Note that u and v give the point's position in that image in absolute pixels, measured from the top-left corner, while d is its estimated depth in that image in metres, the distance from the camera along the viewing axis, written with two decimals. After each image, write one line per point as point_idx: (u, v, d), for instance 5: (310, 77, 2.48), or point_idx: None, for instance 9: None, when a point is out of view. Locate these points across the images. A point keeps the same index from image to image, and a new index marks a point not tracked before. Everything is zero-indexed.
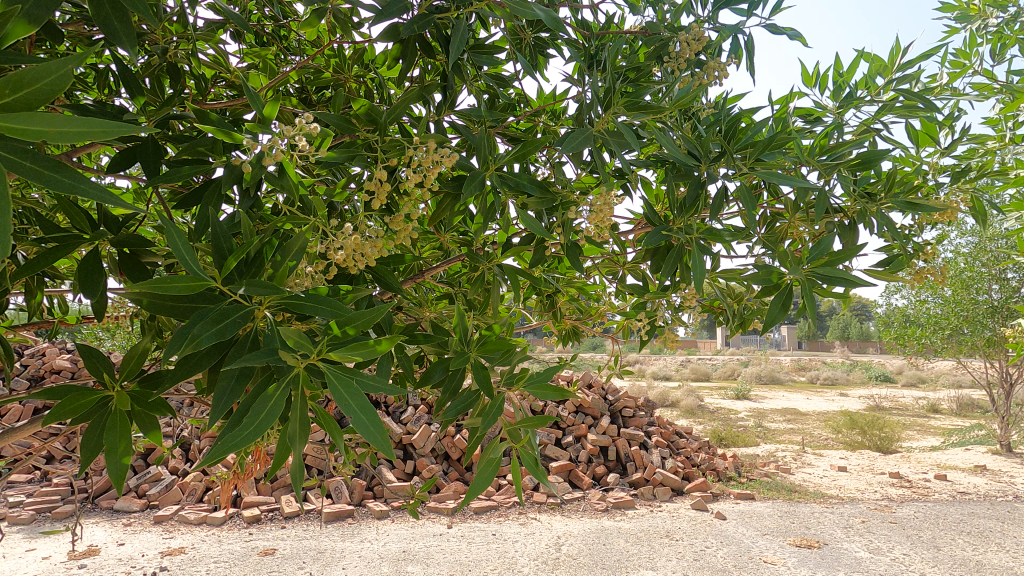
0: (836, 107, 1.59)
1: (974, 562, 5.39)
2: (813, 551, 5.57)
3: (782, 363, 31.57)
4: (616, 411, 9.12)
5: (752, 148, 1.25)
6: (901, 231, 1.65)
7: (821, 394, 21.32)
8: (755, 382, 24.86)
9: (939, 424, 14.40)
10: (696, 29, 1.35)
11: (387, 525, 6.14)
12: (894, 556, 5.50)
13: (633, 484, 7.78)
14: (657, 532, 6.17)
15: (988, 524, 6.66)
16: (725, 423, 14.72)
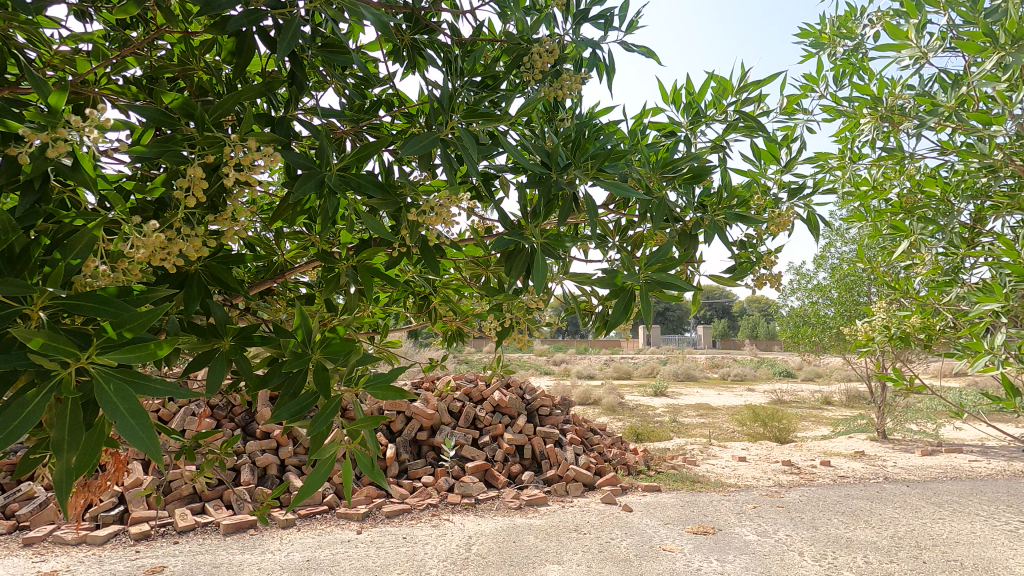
0: (687, 125, 1.72)
1: (845, 539, 5.96)
2: (708, 537, 5.93)
3: (698, 361, 33.32)
4: (532, 410, 9.31)
5: (594, 159, 1.32)
6: (746, 240, 1.84)
7: (730, 389, 22.79)
8: (672, 379, 26.13)
9: (829, 415, 15.80)
10: (546, 42, 1.42)
11: (292, 534, 5.91)
12: (778, 537, 5.97)
13: (547, 481, 7.95)
14: (566, 527, 6.34)
15: (860, 504, 7.39)
16: (643, 419, 15.39)
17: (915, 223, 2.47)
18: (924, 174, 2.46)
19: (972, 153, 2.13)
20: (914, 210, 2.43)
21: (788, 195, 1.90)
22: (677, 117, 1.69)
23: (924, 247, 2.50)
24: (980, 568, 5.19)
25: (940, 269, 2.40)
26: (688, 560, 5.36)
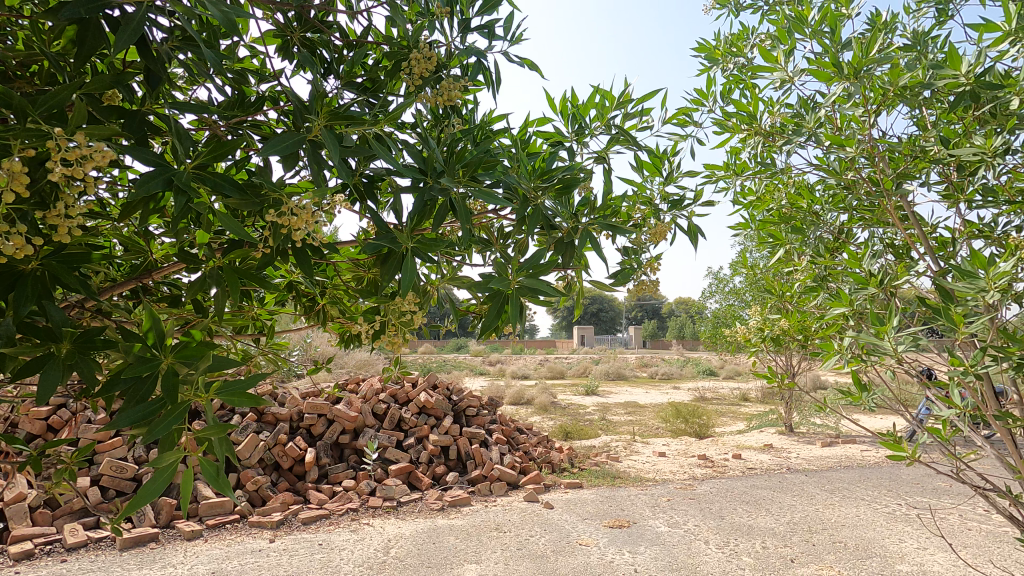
0: (574, 136, 1.81)
1: (747, 526, 6.37)
2: (622, 530, 6.17)
3: (628, 361, 34.42)
4: (459, 411, 9.31)
5: (465, 166, 1.36)
6: (629, 248, 1.95)
7: (657, 388, 23.73)
8: (603, 379, 26.87)
9: (744, 411, 16.79)
10: (423, 50, 1.44)
11: (197, 546, 5.60)
12: (687, 527, 6.30)
13: (471, 481, 7.98)
14: (487, 526, 6.39)
15: (763, 493, 7.91)
16: (573, 418, 15.72)
17: (787, 232, 2.65)
18: (798, 188, 2.65)
19: (831, 171, 2.32)
20: (786, 220, 2.61)
21: (669, 207, 2.02)
22: (563, 128, 1.77)
23: (795, 255, 2.70)
24: (861, 548, 5.71)
25: (811, 277, 2.60)
26: (602, 553, 5.55)
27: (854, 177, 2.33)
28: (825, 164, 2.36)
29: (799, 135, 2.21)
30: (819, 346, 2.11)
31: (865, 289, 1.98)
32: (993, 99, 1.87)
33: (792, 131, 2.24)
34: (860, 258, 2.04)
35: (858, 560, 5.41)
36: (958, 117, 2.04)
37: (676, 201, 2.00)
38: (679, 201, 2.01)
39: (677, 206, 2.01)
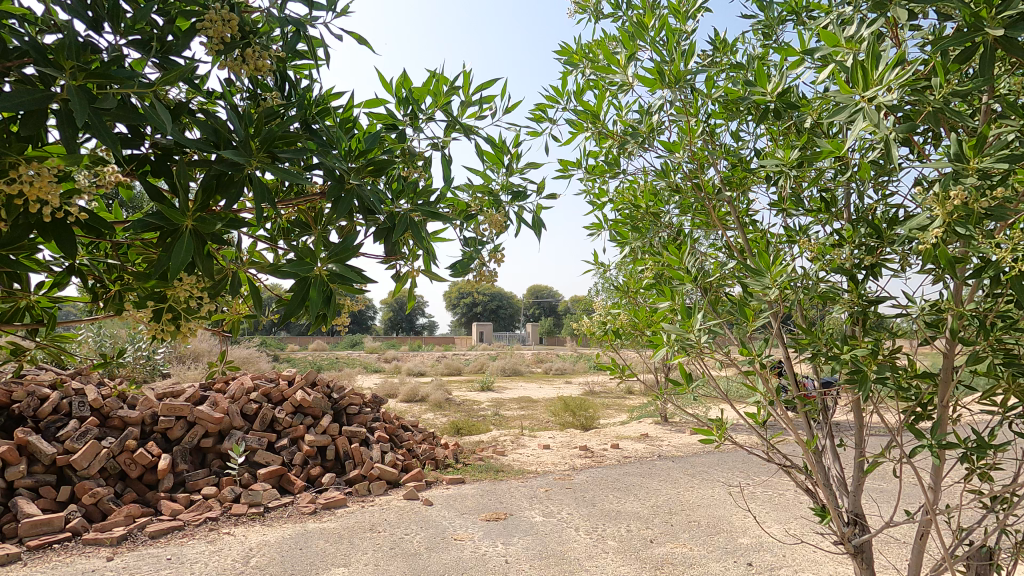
0: (409, 121, 1.76)
1: (615, 511, 6.75)
2: (498, 523, 6.27)
3: (524, 357, 35.14)
4: (340, 409, 8.95)
5: (262, 142, 1.25)
6: (471, 239, 1.94)
7: (549, 383, 24.47)
8: (498, 374, 27.23)
9: (627, 403, 17.82)
10: (220, 10, 1.32)
11: (13, 571, 4.85)
12: (560, 516, 6.55)
13: (349, 481, 7.69)
14: (361, 527, 6.19)
15: (633, 480, 8.43)
16: (465, 414, 15.74)
17: (633, 229, 2.72)
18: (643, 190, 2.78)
19: (665, 175, 2.46)
20: (631, 220, 2.71)
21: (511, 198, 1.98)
22: (396, 111, 1.73)
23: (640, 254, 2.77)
24: (711, 524, 6.28)
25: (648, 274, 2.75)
26: (476, 546, 5.59)
27: (688, 181, 2.54)
28: (662, 166, 2.52)
29: (635, 140, 2.31)
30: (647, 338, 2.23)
31: (684, 285, 2.15)
32: (792, 116, 2.11)
33: (630, 135, 2.34)
34: (681, 256, 2.21)
35: (707, 536, 5.93)
36: (769, 130, 2.29)
37: (517, 191, 1.98)
38: (520, 191, 1.98)
39: (518, 197, 1.98)
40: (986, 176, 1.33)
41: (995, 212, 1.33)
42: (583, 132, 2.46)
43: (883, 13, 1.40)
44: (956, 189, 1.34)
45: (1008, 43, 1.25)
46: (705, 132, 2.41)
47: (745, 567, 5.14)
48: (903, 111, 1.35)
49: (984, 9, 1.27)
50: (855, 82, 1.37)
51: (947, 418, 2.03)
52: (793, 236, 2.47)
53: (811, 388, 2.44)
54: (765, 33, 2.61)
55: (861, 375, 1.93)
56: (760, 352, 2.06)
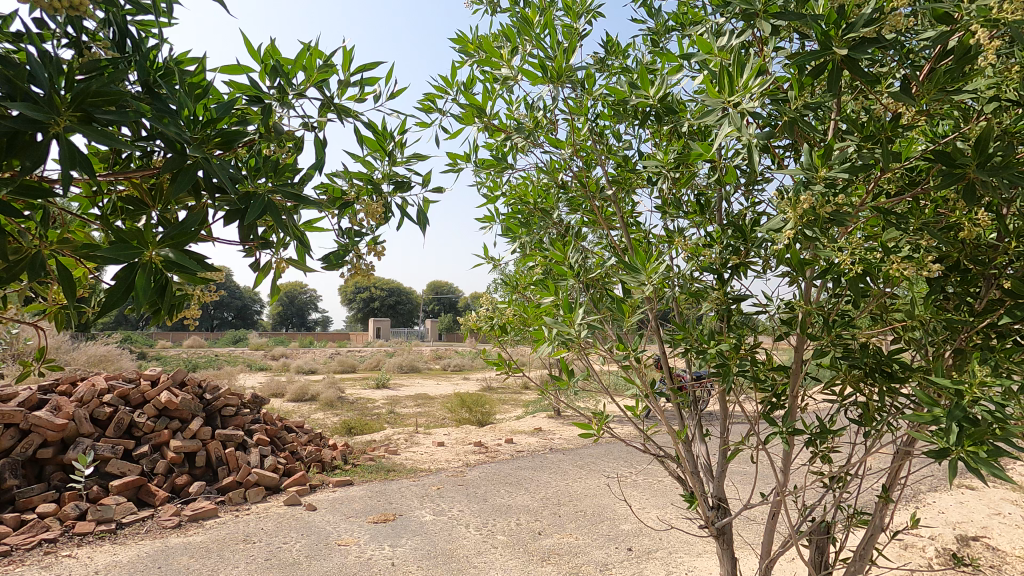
0: (276, 95, 1.57)
1: (506, 506, 6.82)
2: (386, 525, 6.07)
3: (422, 354, 34.64)
4: (213, 411, 8.21)
5: (74, 100, 1.05)
6: (351, 230, 1.76)
7: (447, 379, 24.31)
8: (395, 371, 26.58)
9: (523, 398, 18.15)
10: None
11: None
12: (451, 514, 6.49)
13: (221, 489, 7.07)
14: (233, 538, 5.70)
15: (525, 474, 8.57)
16: (358, 412, 15.16)
17: (522, 225, 2.74)
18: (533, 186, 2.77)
19: (553, 172, 2.46)
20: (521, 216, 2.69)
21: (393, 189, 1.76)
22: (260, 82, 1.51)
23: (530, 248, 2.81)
24: (596, 513, 6.55)
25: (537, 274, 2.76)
26: (361, 551, 5.36)
27: (575, 179, 2.57)
28: (550, 163, 2.52)
29: (522, 134, 2.28)
30: (531, 333, 2.23)
31: (567, 280, 2.17)
32: (671, 120, 2.20)
33: (517, 129, 2.31)
34: (566, 252, 2.24)
35: (592, 525, 6.17)
36: (652, 132, 2.37)
37: (401, 182, 1.76)
38: (404, 182, 1.77)
39: (401, 188, 1.76)
40: (830, 184, 1.45)
41: (836, 218, 1.46)
42: (471, 123, 2.40)
43: (750, 25, 1.48)
44: (806, 195, 1.45)
45: (851, 63, 1.37)
46: (591, 132, 2.45)
47: (625, 553, 5.40)
48: (764, 118, 1.44)
49: (833, 29, 1.38)
50: (723, 87, 1.43)
51: (796, 406, 2.21)
52: (672, 237, 2.58)
53: (684, 381, 2.56)
54: (654, 40, 2.69)
55: (726, 369, 2.05)
56: (635, 347, 2.13)
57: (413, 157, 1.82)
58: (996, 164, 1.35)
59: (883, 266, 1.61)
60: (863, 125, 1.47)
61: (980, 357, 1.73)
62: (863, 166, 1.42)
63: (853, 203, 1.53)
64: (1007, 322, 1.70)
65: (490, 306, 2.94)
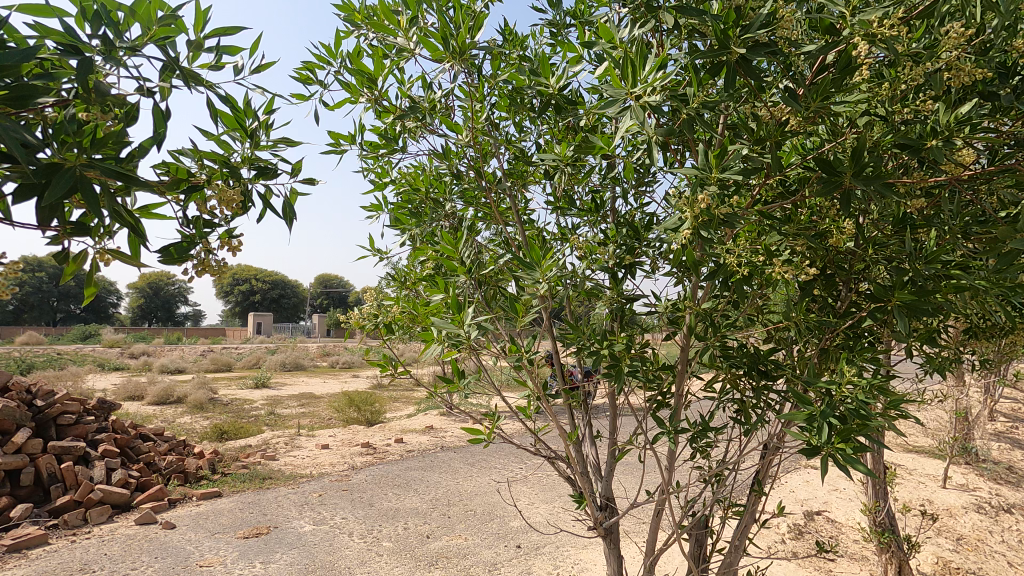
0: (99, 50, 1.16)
1: (393, 510, 6.56)
2: (258, 539, 5.55)
3: (309, 351, 32.72)
4: (47, 420, 7.04)
5: None
6: (202, 218, 1.45)
7: (335, 378, 23.13)
8: (277, 369, 24.82)
9: (415, 395, 17.73)
10: None
11: None
12: (333, 522, 6.10)
13: (55, 511, 6.07)
14: (66, 568, 4.89)
15: (414, 475, 8.32)
16: (232, 415, 13.90)
17: (413, 215, 2.55)
18: (426, 174, 2.58)
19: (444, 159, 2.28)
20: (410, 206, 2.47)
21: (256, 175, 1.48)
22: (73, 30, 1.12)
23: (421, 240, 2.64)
24: (486, 512, 6.51)
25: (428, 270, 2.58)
26: (227, 571, 4.84)
27: (469, 169, 2.43)
28: (443, 151, 2.36)
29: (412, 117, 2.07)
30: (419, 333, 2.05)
31: (458, 277, 2.01)
32: (571, 114, 2.14)
33: (407, 110, 2.11)
34: (457, 246, 2.09)
35: (482, 524, 6.12)
36: (551, 125, 2.30)
37: (266, 170, 1.48)
38: (270, 170, 1.49)
39: (266, 176, 1.48)
40: (723, 185, 1.45)
41: (730, 220, 1.46)
42: (356, 100, 2.16)
43: (652, 15, 1.46)
44: (702, 195, 1.44)
45: (746, 64, 1.38)
46: (488, 121, 2.33)
47: (514, 551, 5.40)
48: (664, 114, 1.41)
49: (732, 28, 1.38)
50: (626, 76, 1.38)
51: (681, 405, 2.25)
52: (566, 235, 2.54)
53: (575, 381, 2.52)
54: (553, 34, 2.64)
55: (617, 370, 2.01)
56: (527, 348, 2.06)
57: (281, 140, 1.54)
58: (867, 175, 1.43)
59: (766, 269, 1.65)
60: (752, 129, 1.50)
61: (841, 355, 1.85)
62: (756, 169, 1.43)
63: (744, 207, 1.54)
64: (865, 324, 1.84)
65: (375, 302, 2.68)
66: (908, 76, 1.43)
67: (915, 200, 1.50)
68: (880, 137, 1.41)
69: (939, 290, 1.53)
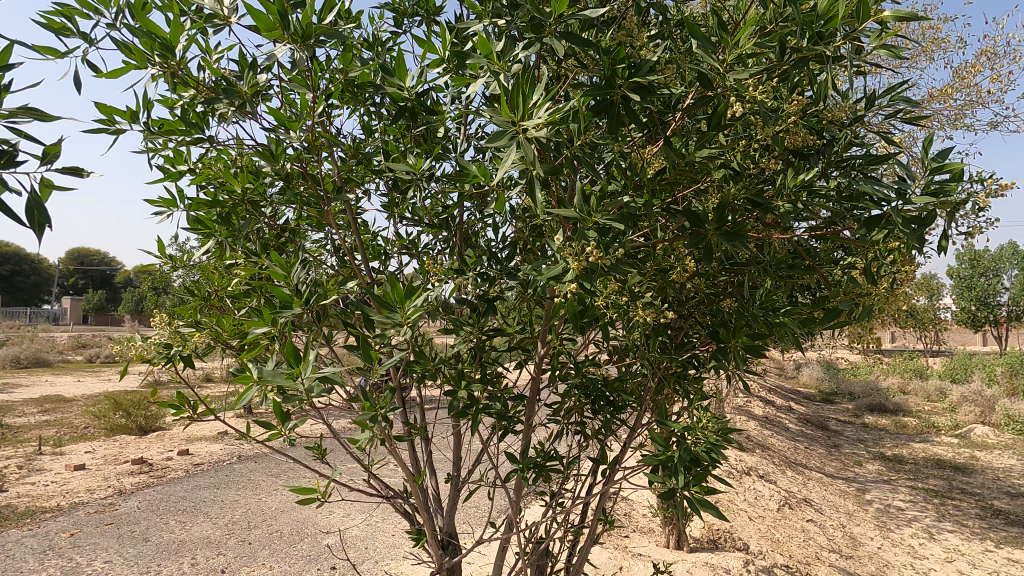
0: None
1: (175, 543, 5.57)
2: None
3: (54, 341, 26.53)
4: None
5: None
6: None
7: (95, 375, 19.03)
8: (6, 366, 19.53)
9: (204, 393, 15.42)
10: None
11: None
12: (91, 570, 4.94)
13: None
14: None
15: (204, 494, 7.19)
16: None
17: (221, 219, 2.05)
18: (241, 166, 2.09)
19: (270, 155, 1.86)
20: (217, 207, 1.97)
21: None
22: None
23: (230, 247, 2.15)
24: (294, 532, 5.91)
25: (242, 283, 2.11)
26: None
27: (297, 168, 2.03)
28: (265, 145, 1.92)
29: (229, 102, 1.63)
30: (234, 378, 1.66)
31: (289, 309, 1.64)
32: (426, 122, 1.92)
33: (222, 91, 1.66)
34: (289, 271, 1.71)
35: (290, 547, 5.53)
36: (399, 129, 2.05)
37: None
38: (4, 155, 0.95)
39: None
40: (602, 232, 1.40)
41: (611, 269, 1.42)
42: (142, 67, 1.63)
43: (539, 39, 1.33)
44: (585, 241, 1.37)
45: (630, 107, 1.33)
46: (323, 114, 1.98)
47: (328, 573, 4.96)
48: (550, 151, 1.29)
49: (620, 66, 1.31)
50: (515, 106, 1.22)
51: (530, 434, 2.18)
52: (410, 247, 2.29)
53: (417, 410, 2.30)
54: (395, 19, 2.35)
55: (473, 409, 1.86)
56: (383, 407, 1.72)
57: (23, 112, 1.02)
58: (728, 230, 1.48)
59: (629, 309, 1.64)
60: (627, 173, 1.47)
61: (681, 387, 1.97)
62: (631, 217, 1.39)
63: (619, 251, 1.52)
64: (701, 357, 1.98)
65: (165, 324, 2.12)
66: (759, 137, 1.52)
67: (755, 253, 1.62)
68: (739, 194, 1.48)
69: (770, 335, 1.70)
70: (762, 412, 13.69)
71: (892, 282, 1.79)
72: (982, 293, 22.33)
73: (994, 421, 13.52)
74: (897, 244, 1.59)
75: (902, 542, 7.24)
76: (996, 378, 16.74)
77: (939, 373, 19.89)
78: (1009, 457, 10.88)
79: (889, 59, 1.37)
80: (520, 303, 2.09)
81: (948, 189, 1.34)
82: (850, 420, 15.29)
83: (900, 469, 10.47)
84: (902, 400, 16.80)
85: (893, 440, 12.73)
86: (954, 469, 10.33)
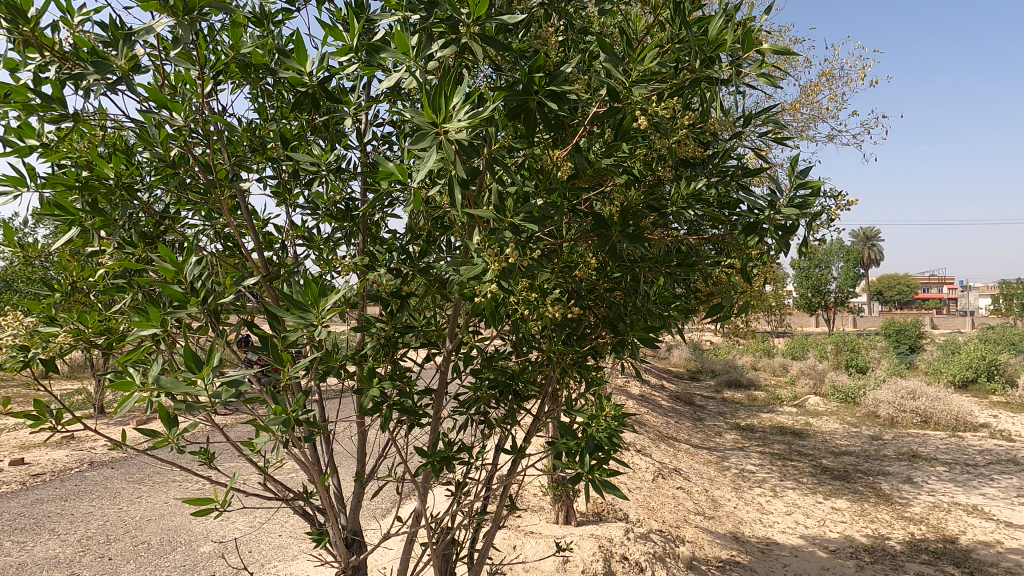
0: None
1: (13, 567, 4.84)
2: None
3: None
4: None
5: None
6: None
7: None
8: None
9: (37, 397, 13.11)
10: None
11: None
12: None
13: None
14: None
15: (48, 509, 6.27)
16: None
17: (91, 205, 1.78)
18: (109, 142, 1.83)
19: (150, 138, 1.66)
20: (80, 190, 1.71)
21: None
22: None
23: (96, 236, 1.89)
24: (164, 542, 5.40)
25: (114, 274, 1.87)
26: None
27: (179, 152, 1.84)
28: (141, 124, 1.70)
29: (102, 75, 1.41)
30: (112, 383, 1.48)
31: (182, 307, 1.52)
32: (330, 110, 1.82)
33: (91, 62, 1.42)
34: (180, 266, 1.57)
35: (159, 558, 5.05)
36: (297, 115, 1.93)
37: None
38: None
39: None
40: (518, 233, 1.46)
41: (527, 270, 1.48)
42: None
43: (457, 40, 1.34)
44: (502, 242, 1.43)
45: (545, 113, 1.39)
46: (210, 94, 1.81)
47: None
48: (471, 153, 1.29)
49: (537, 74, 1.36)
50: (437, 107, 1.23)
51: (437, 426, 2.18)
52: (313, 240, 2.18)
53: (318, 409, 2.22)
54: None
55: (385, 405, 1.83)
56: (295, 409, 1.63)
57: None
58: (631, 234, 1.59)
59: (541, 308, 1.72)
60: (540, 176, 1.55)
61: (581, 376, 2.10)
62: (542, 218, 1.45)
63: (531, 251, 1.60)
64: (600, 347, 2.13)
65: (17, 324, 1.83)
66: (657, 147, 1.65)
67: (653, 252, 1.76)
68: (639, 200, 1.61)
69: (662, 328, 1.88)
70: (639, 391, 14.73)
71: (758, 279, 2.06)
72: (816, 282, 25.89)
73: (823, 392, 15.80)
74: (764, 247, 1.83)
75: (753, 501, 8.30)
76: (826, 355, 19.57)
77: (782, 352, 22.83)
78: (833, 422, 12.84)
79: (763, 84, 1.56)
80: (426, 298, 2.09)
81: (808, 203, 1.58)
82: (713, 395, 17.05)
83: (751, 437, 11.91)
84: (754, 375, 19.06)
85: (746, 412, 14.40)
86: (793, 434, 11.96)
